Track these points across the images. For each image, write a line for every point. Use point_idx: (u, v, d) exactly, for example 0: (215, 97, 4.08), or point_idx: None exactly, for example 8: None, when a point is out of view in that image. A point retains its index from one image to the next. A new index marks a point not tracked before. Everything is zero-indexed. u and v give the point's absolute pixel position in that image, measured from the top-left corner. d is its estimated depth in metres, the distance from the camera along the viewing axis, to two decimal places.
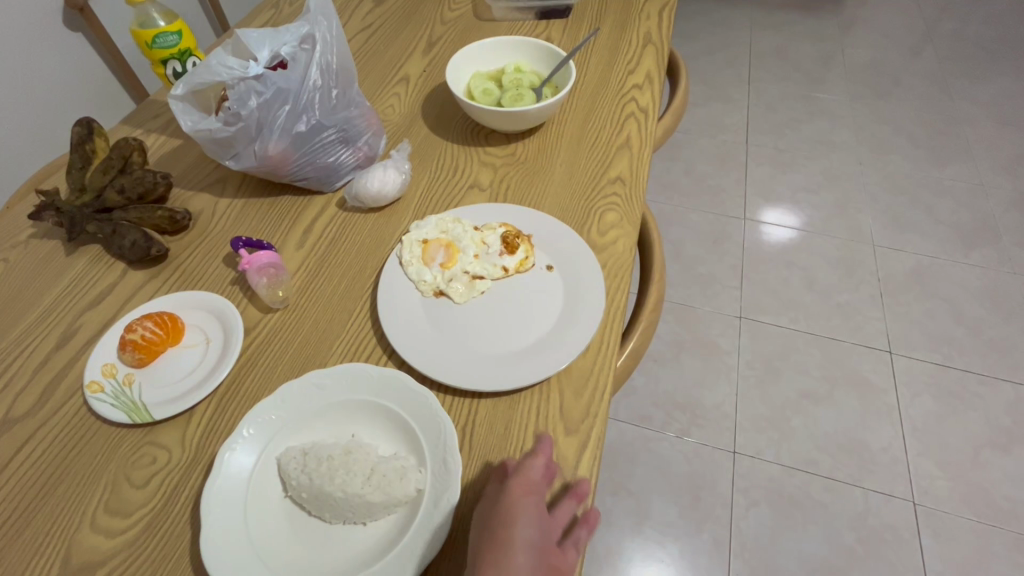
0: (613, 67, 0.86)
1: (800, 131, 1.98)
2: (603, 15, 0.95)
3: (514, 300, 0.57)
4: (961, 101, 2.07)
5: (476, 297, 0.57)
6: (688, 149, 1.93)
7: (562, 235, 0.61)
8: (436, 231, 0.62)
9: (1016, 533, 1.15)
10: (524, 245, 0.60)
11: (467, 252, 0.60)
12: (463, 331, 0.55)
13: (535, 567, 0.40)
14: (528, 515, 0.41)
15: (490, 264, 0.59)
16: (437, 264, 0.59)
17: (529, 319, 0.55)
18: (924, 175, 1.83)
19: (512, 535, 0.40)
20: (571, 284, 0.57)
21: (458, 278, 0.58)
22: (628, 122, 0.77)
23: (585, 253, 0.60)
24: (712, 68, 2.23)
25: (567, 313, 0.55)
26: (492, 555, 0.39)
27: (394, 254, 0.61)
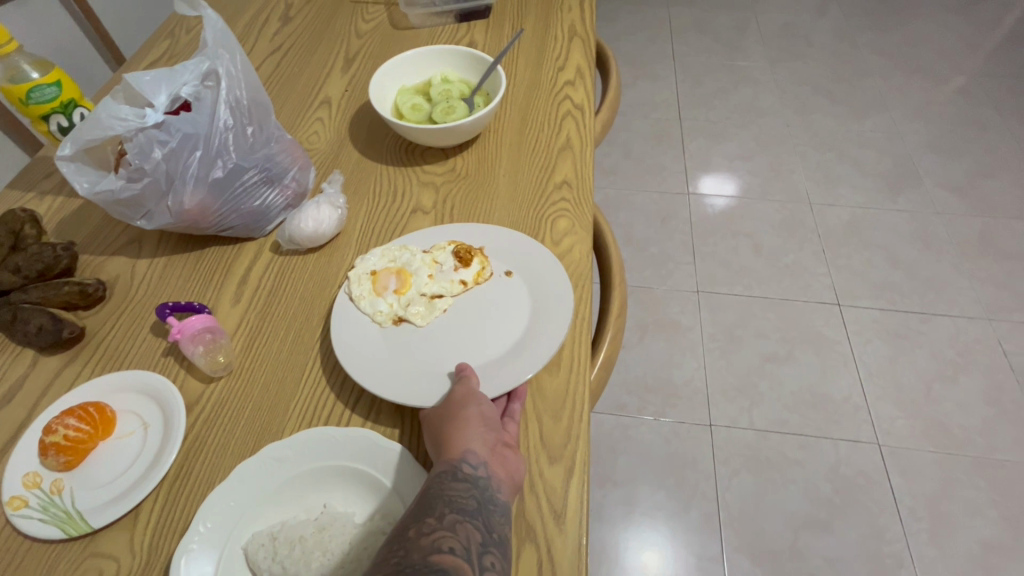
0: (542, 65, 0.84)
1: (728, 101, 2.03)
2: (525, 12, 0.93)
3: (480, 313, 0.55)
4: (869, 54, 2.19)
5: (438, 315, 0.55)
6: (624, 132, 1.94)
7: (518, 241, 0.59)
8: (384, 260, 0.59)
9: (971, 457, 1.23)
10: (479, 256, 0.58)
11: (416, 265, 0.58)
12: (428, 356, 0.52)
13: (494, 434, 0.46)
14: (478, 396, 0.47)
15: (450, 282, 0.57)
16: (392, 291, 0.56)
17: (498, 333, 0.53)
18: (845, 130, 1.92)
19: (465, 413, 0.45)
20: (535, 286, 0.56)
21: (418, 304, 0.55)
22: (566, 121, 0.76)
23: (544, 255, 0.58)
24: (636, 48, 2.25)
25: (537, 314, 0.53)
26: (454, 434, 0.44)
27: (343, 291, 0.57)
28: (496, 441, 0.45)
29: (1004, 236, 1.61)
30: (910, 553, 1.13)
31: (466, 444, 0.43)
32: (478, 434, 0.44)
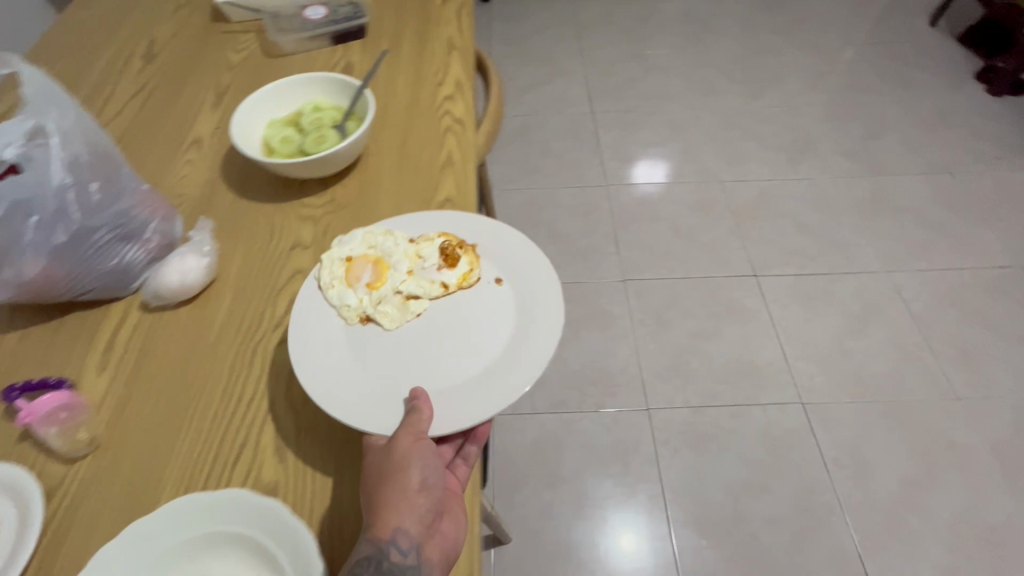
0: (421, 82, 0.84)
1: (638, 89, 2.07)
2: (402, 29, 0.92)
3: (463, 322, 0.54)
4: (761, 33, 2.30)
5: (411, 318, 0.55)
6: (540, 131, 1.96)
7: (509, 251, 0.59)
8: (364, 247, 0.60)
9: (885, 401, 1.32)
10: (467, 257, 0.58)
11: (396, 258, 0.58)
12: (405, 351, 0.53)
13: (430, 502, 0.46)
14: (421, 459, 0.45)
15: (430, 283, 0.57)
16: (363, 283, 0.57)
17: (478, 352, 0.52)
18: (747, 107, 2.01)
19: (404, 482, 0.44)
20: (523, 303, 0.55)
21: (392, 306, 0.55)
22: (447, 137, 0.76)
23: (539, 269, 0.57)
24: (544, 45, 2.27)
25: (524, 333, 0.52)
26: (388, 500, 0.44)
27: (316, 275, 0.58)
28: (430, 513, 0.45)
29: (893, 192, 1.74)
30: (839, 500, 1.20)
31: (399, 522, 0.43)
32: (413, 511, 0.44)
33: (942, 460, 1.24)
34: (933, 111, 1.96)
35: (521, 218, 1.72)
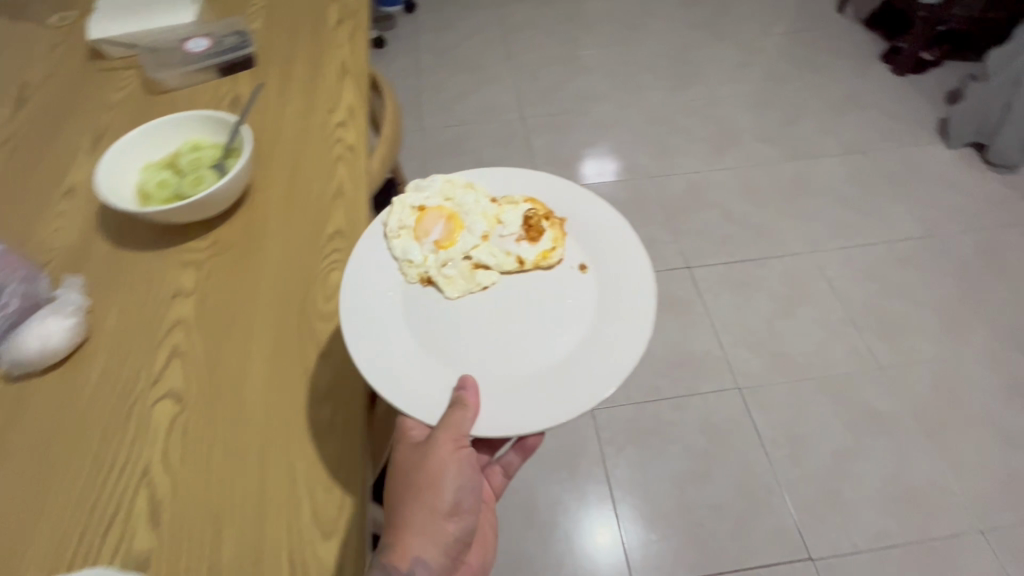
0: (312, 110, 0.82)
1: (566, 91, 2.09)
2: (293, 56, 0.90)
3: (542, 300, 0.60)
4: (682, 28, 2.36)
5: (474, 289, 0.60)
6: (472, 139, 1.95)
7: (598, 242, 0.63)
8: (440, 200, 0.65)
9: (815, 379, 1.38)
10: (551, 233, 0.63)
11: (478, 221, 0.64)
12: (475, 313, 0.59)
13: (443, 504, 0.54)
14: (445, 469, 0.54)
15: (499, 253, 0.62)
16: (430, 239, 0.62)
17: (556, 342, 0.57)
18: (673, 102, 2.06)
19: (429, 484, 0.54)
20: (606, 297, 0.59)
21: (460, 266, 0.60)
22: (338, 166, 0.75)
23: (629, 268, 0.60)
24: (471, 53, 2.26)
25: (595, 337, 0.57)
26: (416, 515, 0.54)
27: (388, 218, 0.63)
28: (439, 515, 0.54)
29: (813, 176, 1.81)
30: (777, 480, 1.24)
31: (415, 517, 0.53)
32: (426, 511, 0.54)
33: (871, 429, 1.30)
34: (845, 95, 2.05)
35: None
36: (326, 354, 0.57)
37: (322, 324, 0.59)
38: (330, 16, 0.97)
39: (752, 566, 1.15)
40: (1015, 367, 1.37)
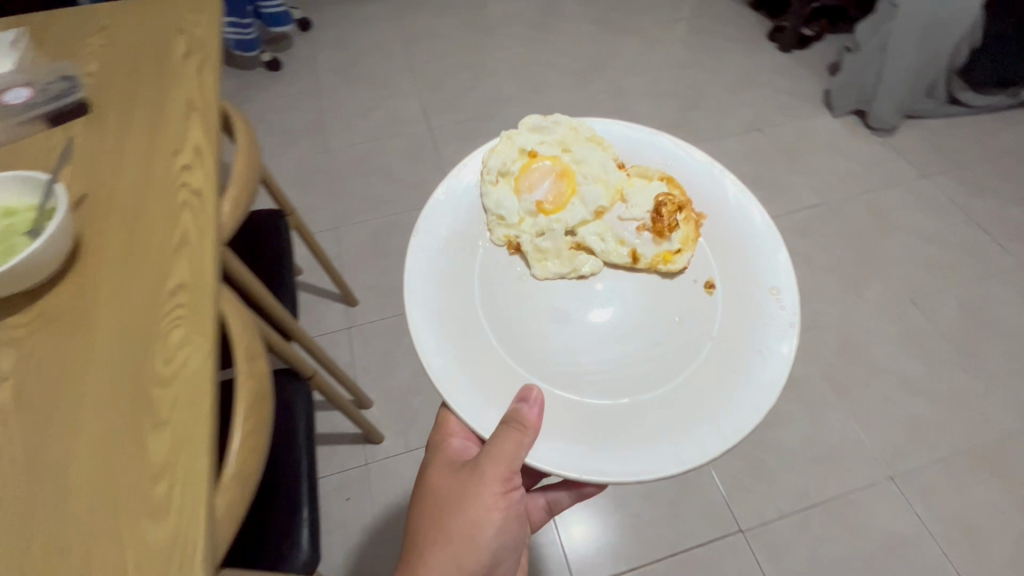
0: (154, 155, 0.77)
1: (471, 98, 2.08)
2: (133, 98, 0.85)
3: (649, 295, 0.78)
4: (582, 24, 2.39)
5: (560, 267, 0.80)
6: (379, 155, 1.90)
7: (729, 273, 0.77)
8: (574, 164, 0.85)
9: None
10: (669, 236, 0.79)
11: (601, 201, 0.83)
12: (580, 289, 0.79)
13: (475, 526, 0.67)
14: (486, 492, 0.67)
15: (602, 239, 0.80)
16: (538, 200, 0.84)
17: (658, 353, 0.73)
18: (578, 98, 2.08)
19: (466, 501, 0.68)
20: (722, 325, 0.74)
21: (551, 236, 0.81)
22: (182, 214, 0.70)
23: (741, 313, 0.74)
24: (373, 68, 2.21)
25: (684, 386, 0.70)
26: (450, 521, 0.67)
27: (517, 167, 0.86)
28: (469, 536, 0.67)
29: (715, 158, 1.88)
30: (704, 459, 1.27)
31: (450, 523, 0.67)
32: (459, 525, 0.67)
33: (786, 395, 1.35)
34: (740, 75, 2.13)
35: (371, 250, 1.65)
36: (162, 423, 0.53)
37: (159, 391, 0.55)
38: (176, 51, 0.91)
39: (687, 547, 1.17)
40: (910, 317, 1.46)
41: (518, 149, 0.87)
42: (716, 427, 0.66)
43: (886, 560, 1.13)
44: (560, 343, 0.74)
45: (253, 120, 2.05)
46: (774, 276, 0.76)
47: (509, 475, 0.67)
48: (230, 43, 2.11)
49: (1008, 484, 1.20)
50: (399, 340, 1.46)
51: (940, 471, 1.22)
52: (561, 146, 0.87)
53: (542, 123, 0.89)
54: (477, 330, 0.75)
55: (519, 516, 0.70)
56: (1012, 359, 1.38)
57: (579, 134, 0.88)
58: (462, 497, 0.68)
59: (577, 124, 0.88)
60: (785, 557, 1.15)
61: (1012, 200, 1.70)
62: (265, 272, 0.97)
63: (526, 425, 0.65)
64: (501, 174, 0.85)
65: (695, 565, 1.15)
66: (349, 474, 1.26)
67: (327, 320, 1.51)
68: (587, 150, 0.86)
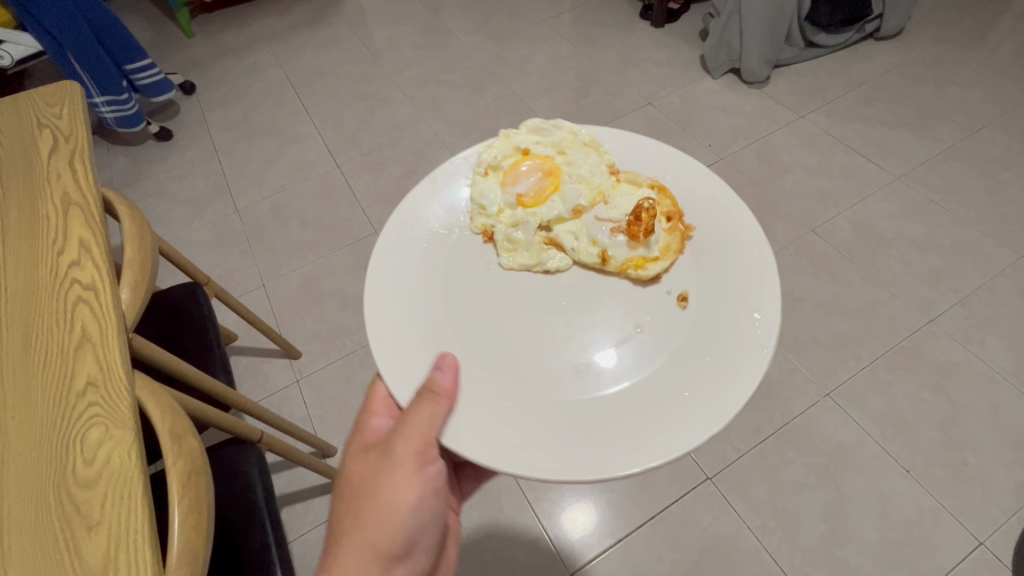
0: (38, 258, 0.75)
1: (372, 128, 2.09)
2: (7, 206, 0.82)
3: (613, 297, 0.81)
4: (464, 36, 2.46)
5: (523, 259, 0.84)
6: (292, 203, 1.88)
7: (699, 283, 0.80)
8: (567, 165, 0.91)
9: None
10: (643, 241, 0.82)
11: (582, 202, 0.88)
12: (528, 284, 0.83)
13: (389, 510, 0.63)
14: (404, 470, 0.64)
15: (576, 238, 0.86)
16: (519, 193, 0.90)
17: (626, 352, 0.75)
18: (476, 108, 2.12)
19: (379, 486, 0.64)
20: (690, 329, 0.75)
21: (525, 229, 0.86)
22: (78, 311, 0.68)
23: (703, 319, 0.76)
24: (267, 118, 2.18)
25: (646, 393, 0.71)
26: (363, 513, 0.63)
27: (508, 162, 0.92)
28: (382, 522, 0.63)
29: None
30: None
31: (364, 512, 0.63)
32: (372, 512, 0.63)
33: None
34: (621, 56, 2.25)
35: (303, 299, 1.63)
36: (96, 525, 0.54)
37: (86, 494, 0.55)
38: (42, 146, 0.89)
39: (666, 505, 1.22)
40: (814, 246, 1.59)
41: (514, 147, 0.93)
42: (665, 440, 0.65)
43: (839, 469, 1.23)
44: (516, 335, 0.78)
45: (153, 194, 1.97)
46: (752, 299, 0.75)
47: (425, 446, 0.65)
48: (110, 121, 1.98)
49: (925, 373, 1.34)
50: (350, 380, 1.46)
51: (867, 376, 1.34)
52: (557, 148, 0.93)
53: (545, 124, 0.95)
54: (438, 323, 0.78)
55: (439, 497, 0.67)
56: (905, 262, 1.54)
57: (578, 139, 0.93)
58: (378, 481, 0.65)
59: (579, 131, 0.94)
60: (752, 490, 1.22)
61: (877, 122, 1.88)
62: (191, 348, 0.96)
63: (440, 392, 0.67)
64: (494, 166, 0.92)
65: (675, 522, 1.20)
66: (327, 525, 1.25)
67: (273, 379, 1.48)
68: (581, 155, 0.91)
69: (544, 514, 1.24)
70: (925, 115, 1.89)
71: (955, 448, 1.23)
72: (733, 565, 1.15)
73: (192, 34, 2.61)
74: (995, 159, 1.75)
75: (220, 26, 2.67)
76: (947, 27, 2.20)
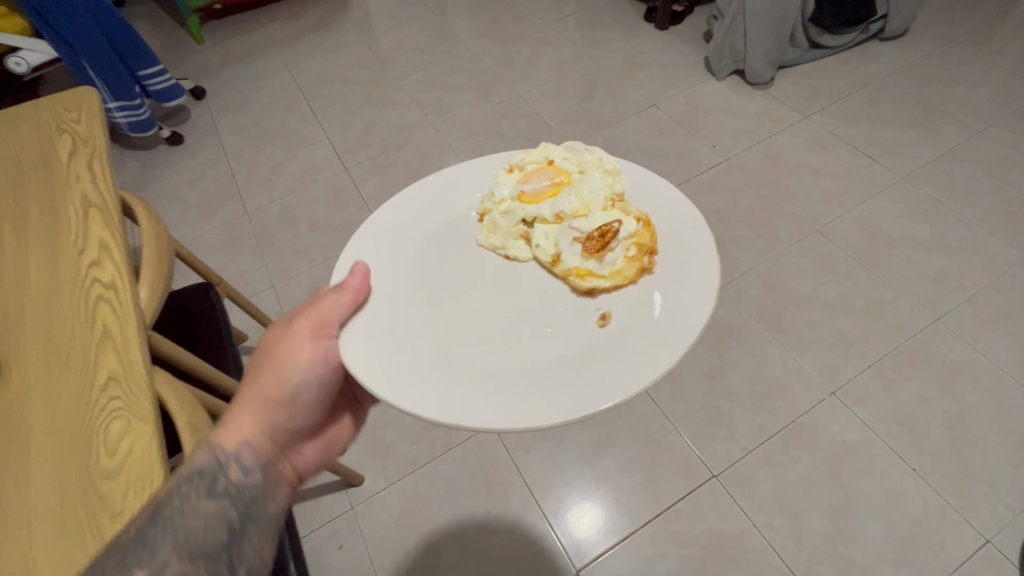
0: (59, 258, 0.77)
1: (380, 132, 2.11)
2: (29, 207, 0.85)
3: (546, 292, 0.74)
4: (470, 40, 2.48)
5: (493, 243, 0.79)
6: (301, 205, 1.90)
7: (631, 306, 0.69)
8: (582, 178, 0.83)
9: None
10: (605, 255, 0.73)
11: (570, 211, 0.79)
12: (481, 257, 0.79)
13: (282, 373, 0.69)
14: (302, 342, 0.69)
15: (546, 239, 0.77)
16: (523, 188, 0.83)
17: (536, 334, 0.69)
18: (482, 110, 2.15)
19: (278, 354, 0.70)
20: (604, 337, 0.67)
21: (507, 218, 0.79)
22: (99, 308, 0.70)
23: (615, 335, 0.66)
24: (277, 122, 2.21)
25: (530, 370, 0.65)
26: (263, 374, 0.70)
27: (531, 159, 0.86)
28: (275, 383, 0.69)
29: (620, 139, 1.97)
30: (668, 419, 1.34)
31: (262, 374, 0.70)
32: (270, 376, 0.69)
33: (728, 343, 1.44)
34: (625, 59, 2.27)
35: None
36: (120, 514, 0.55)
37: (109, 485, 0.57)
38: (62, 150, 0.91)
39: (672, 504, 1.23)
40: (819, 246, 1.60)
41: (545, 156, 0.86)
42: (511, 416, 0.60)
43: (845, 468, 1.23)
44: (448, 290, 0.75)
45: (165, 197, 2.01)
46: (675, 343, 0.62)
47: (322, 326, 0.69)
48: (123, 126, 2.01)
49: (931, 372, 1.34)
50: None
51: (873, 375, 1.35)
52: (583, 167, 0.84)
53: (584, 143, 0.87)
54: (394, 270, 0.75)
55: (331, 372, 0.72)
56: (910, 262, 1.54)
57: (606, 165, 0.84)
58: (278, 352, 0.70)
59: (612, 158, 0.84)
60: (757, 488, 1.23)
61: (883, 122, 1.88)
62: (206, 346, 0.98)
63: (348, 286, 0.70)
64: (517, 164, 0.85)
65: (681, 520, 1.21)
66: (337, 522, 1.27)
67: None
68: (601, 177, 0.82)
69: (550, 512, 1.25)
70: (929, 115, 1.89)
71: (960, 447, 1.23)
72: (739, 563, 1.15)
73: (202, 40, 2.65)
74: (1001, 159, 1.75)
75: (229, 32, 2.71)
76: (952, 27, 2.20)
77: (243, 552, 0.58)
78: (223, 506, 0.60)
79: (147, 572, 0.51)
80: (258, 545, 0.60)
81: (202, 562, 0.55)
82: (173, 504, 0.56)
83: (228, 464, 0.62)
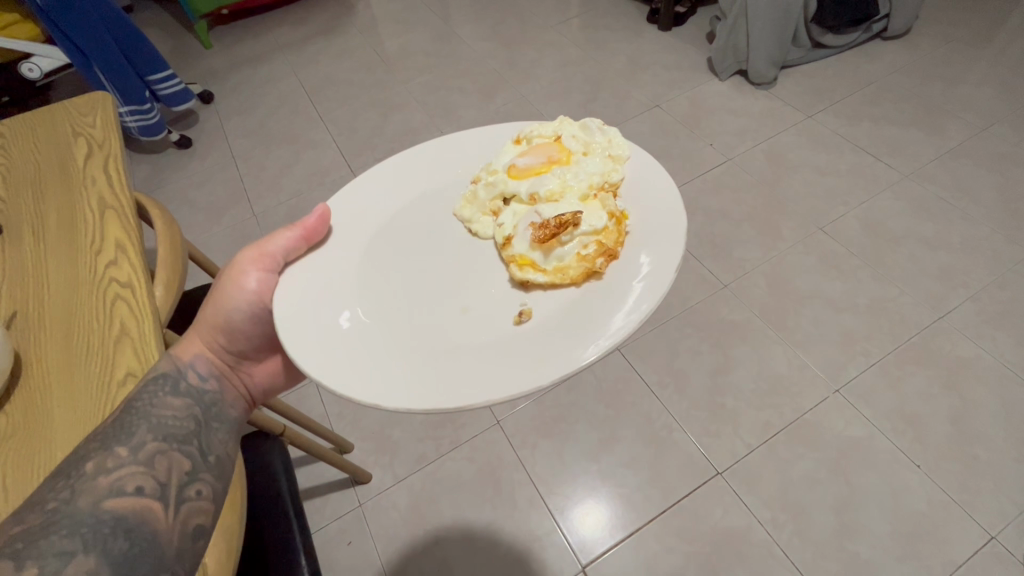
0: (77, 258, 0.79)
1: (385, 134, 2.14)
2: (46, 209, 0.87)
3: (491, 280, 0.76)
4: (474, 42, 2.50)
5: (463, 214, 0.82)
6: (309, 207, 1.93)
7: (549, 312, 0.68)
8: (574, 161, 0.82)
9: (676, 317, 1.52)
10: (553, 244, 0.73)
11: (547, 192, 0.79)
12: (447, 228, 0.82)
13: (226, 300, 0.74)
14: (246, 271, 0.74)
15: (511, 219, 0.79)
16: (517, 160, 0.84)
17: (461, 317, 0.70)
18: (487, 112, 2.16)
19: (226, 285, 0.75)
20: (515, 333, 0.66)
21: (487, 189, 0.82)
22: (117, 307, 0.72)
23: (519, 334, 0.66)
24: (284, 126, 2.24)
25: (436, 346, 0.65)
26: (212, 302, 0.75)
27: (537, 131, 0.86)
28: (220, 310, 0.74)
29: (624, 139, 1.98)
30: (673, 417, 1.35)
31: (211, 303, 0.75)
32: (217, 303, 0.74)
33: (733, 341, 1.45)
34: (629, 60, 2.28)
35: None
36: None
37: None
38: (78, 154, 0.94)
39: (677, 500, 1.24)
40: (823, 245, 1.60)
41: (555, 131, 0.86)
42: (389, 388, 0.60)
43: (850, 464, 1.24)
44: (407, 254, 0.77)
45: (175, 201, 2.03)
46: (563, 357, 0.60)
47: (266, 256, 0.74)
48: (133, 131, 2.04)
49: (936, 370, 1.34)
50: None
51: (878, 372, 1.35)
52: (585, 149, 0.84)
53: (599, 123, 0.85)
54: (364, 230, 0.79)
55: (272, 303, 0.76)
56: (914, 259, 1.54)
57: (609, 150, 0.82)
58: (225, 283, 0.75)
59: (620, 143, 0.83)
60: (762, 484, 1.24)
61: (886, 121, 1.89)
62: None
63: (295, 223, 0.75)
64: (526, 136, 0.86)
65: (686, 517, 1.22)
66: (346, 519, 1.28)
67: None
68: (595, 163, 0.81)
69: (556, 509, 1.26)
70: (933, 114, 1.89)
71: (966, 443, 1.24)
72: (745, 558, 1.16)
73: (210, 45, 2.68)
74: (1005, 156, 1.75)
75: (236, 37, 2.74)
76: (956, 26, 2.20)
77: (212, 442, 0.60)
78: (188, 404, 0.61)
79: (125, 449, 0.52)
80: (223, 438, 0.61)
81: (175, 445, 0.56)
82: (141, 400, 0.57)
83: (186, 371, 0.64)
